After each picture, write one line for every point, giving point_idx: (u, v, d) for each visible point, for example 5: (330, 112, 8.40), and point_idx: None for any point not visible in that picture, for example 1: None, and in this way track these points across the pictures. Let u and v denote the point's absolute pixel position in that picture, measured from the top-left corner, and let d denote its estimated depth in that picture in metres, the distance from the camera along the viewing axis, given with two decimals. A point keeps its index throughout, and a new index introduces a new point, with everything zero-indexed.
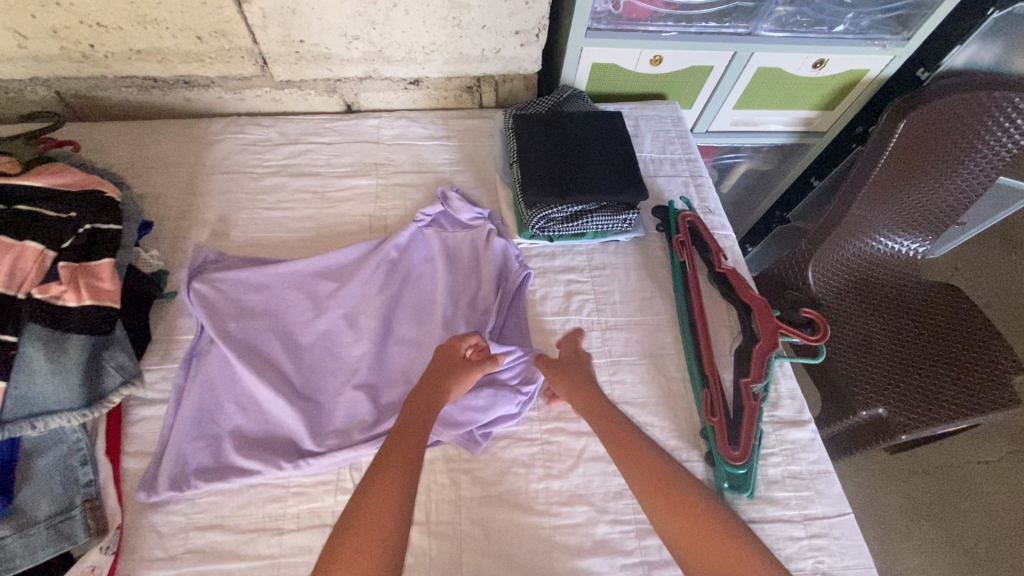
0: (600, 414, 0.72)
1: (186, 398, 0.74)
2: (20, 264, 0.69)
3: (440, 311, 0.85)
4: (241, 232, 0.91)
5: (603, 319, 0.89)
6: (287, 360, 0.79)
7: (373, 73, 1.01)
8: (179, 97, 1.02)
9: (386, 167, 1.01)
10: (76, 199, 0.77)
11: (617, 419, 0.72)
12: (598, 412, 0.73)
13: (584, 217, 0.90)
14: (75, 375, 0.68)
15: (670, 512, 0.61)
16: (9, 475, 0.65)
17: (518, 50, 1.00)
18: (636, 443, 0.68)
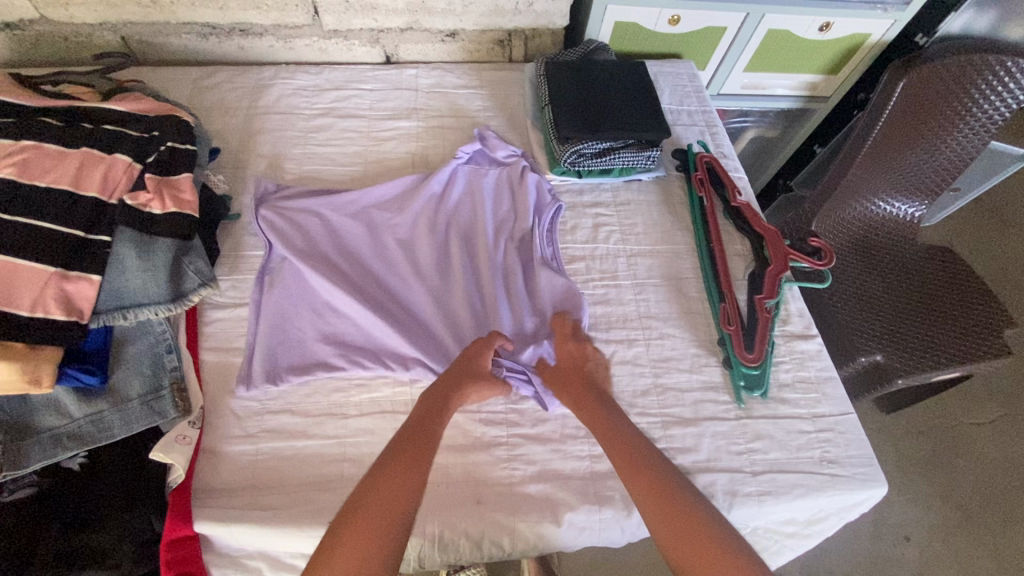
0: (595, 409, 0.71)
1: (268, 308, 0.82)
2: (112, 175, 0.79)
3: (484, 237, 0.93)
4: (295, 165, 0.99)
5: (628, 246, 0.96)
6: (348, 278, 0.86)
7: (414, 24, 1.09)
8: (232, 45, 1.09)
9: (426, 112, 1.10)
10: (156, 122, 0.85)
11: (613, 419, 0.70)
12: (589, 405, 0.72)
13: (612, 153, 0.98)
14: (162, 274, 0.76)
15: (662, 517, 0.59)
16: (104, 358, 0.74)
17: (550, 5, 1.08)
18: (629, 447, 0.66)
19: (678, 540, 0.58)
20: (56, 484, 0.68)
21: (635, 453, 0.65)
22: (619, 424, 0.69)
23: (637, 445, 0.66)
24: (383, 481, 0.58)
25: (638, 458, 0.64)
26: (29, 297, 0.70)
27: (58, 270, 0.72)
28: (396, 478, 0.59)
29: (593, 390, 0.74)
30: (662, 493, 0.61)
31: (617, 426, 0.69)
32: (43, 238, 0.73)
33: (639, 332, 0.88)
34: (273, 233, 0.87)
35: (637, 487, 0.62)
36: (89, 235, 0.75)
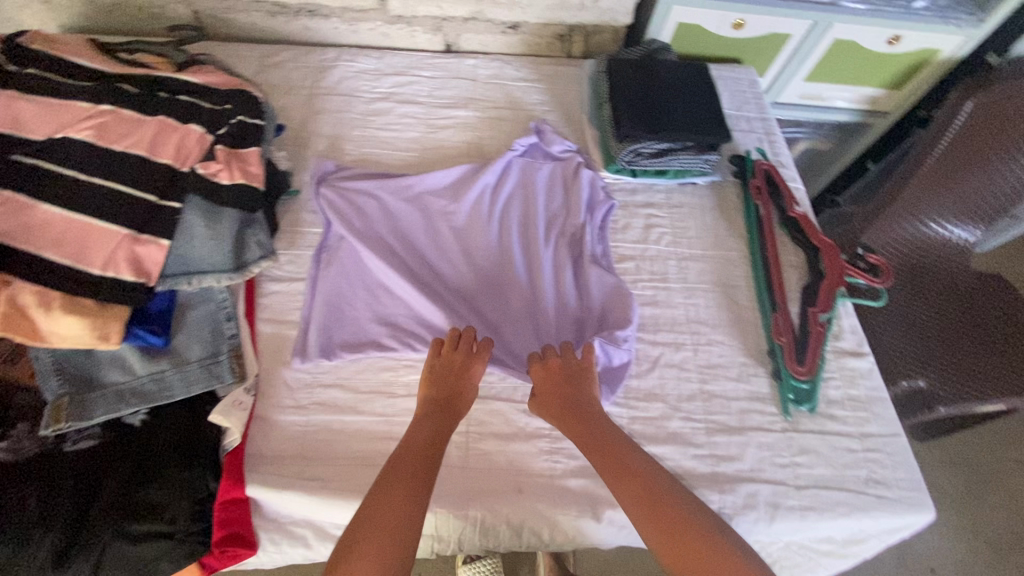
0: (580, 419, 0.70)
1: (324, 284, 0.84)
2: (185, 144, 0.81)
3: (536, 230, 0.93)
4: (354, 146, 1.01)
5: (680, 249, 0.95)
6: (400, 261, 0.88)
7: (478, 13, 1.09)
8: (299, 26, 1.11)
9: (483, 102, 1.10)
10: (228, 95, 0.88)
11: (603, 427, 0.69)
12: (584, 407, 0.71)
13: (670, 154, 0.97)
14: (227, 244, 0.78)
15: (660, 533, 0.59)
16: (167, 319, 0.76)
17: (615, 2, 1.07)
18: (621, 459, 0.65)
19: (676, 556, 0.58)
20: (117, 437, 0.70)
21: (624, 464, 0.65)
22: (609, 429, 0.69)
23: (629, 455, 0.66)
24: (380, 503, 0.59)
25: (631, 471, 0.64)
26: (102, 256, 0.73)
27: (131, 232, 0.74)
28: (395, 501, 0.59)
29: (582, 399, 0.72)
30: (658, 506, 0.61)
31: (608, 434, 0.68)
32: (119, 201, 0.76)
33: (687, 336, 0.87)
34: (333, 211, 0.89)
35: (633, 502, 0.62)
36: (161, 201, 0.77)
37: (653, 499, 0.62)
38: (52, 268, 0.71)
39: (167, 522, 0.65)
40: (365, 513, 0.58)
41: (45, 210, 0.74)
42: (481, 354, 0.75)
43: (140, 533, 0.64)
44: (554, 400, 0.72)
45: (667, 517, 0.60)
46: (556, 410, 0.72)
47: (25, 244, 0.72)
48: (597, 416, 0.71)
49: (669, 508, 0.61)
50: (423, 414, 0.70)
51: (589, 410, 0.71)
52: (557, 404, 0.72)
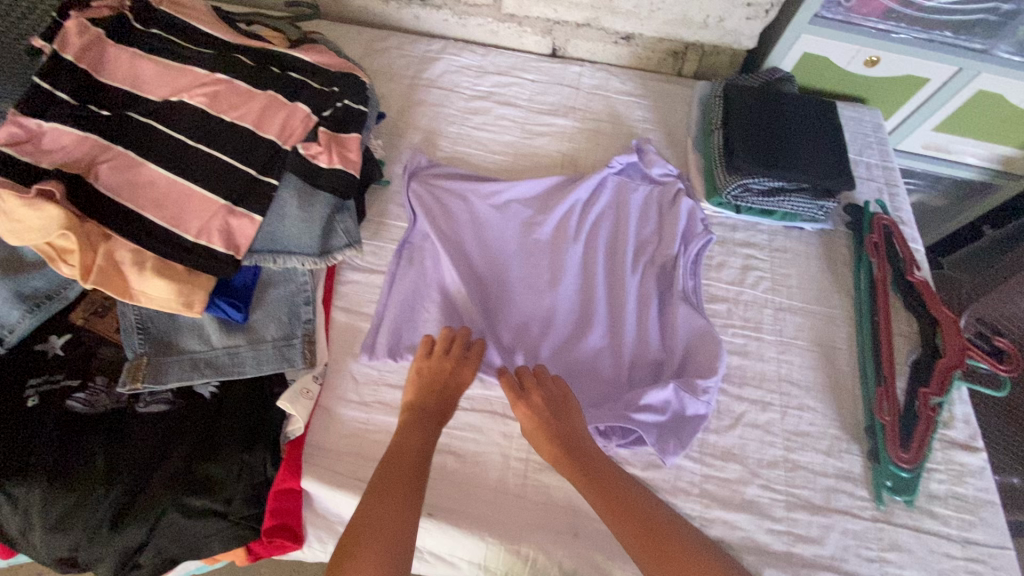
0: (564, 447, 0.65)
1: (400, 283, 0.82)
2: (290, 122, 0.81)
3: (624, 256, 0.87)
4: (447, 143, 0.99)
5: (777, 298, 0.87)
6: (477, 271, 0.85)
7: (593, 20, 1.05)
8: (410, 14, 1.10)
9: (583, 112, 1.06)
10: (337, 77, 0.87)
11: (592, 457, 0.65)
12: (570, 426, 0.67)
13: (783, 194, 0.89)
14: (316, 227, 0.78)
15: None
16: (249, 294, 0.76)
17: (742, 23, 1.00)
18: (618, 495, 0.61)
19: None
20: (186, 405, 0.70)
21: (614, 488, 0.62)
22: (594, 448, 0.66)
23: (626, 490, 0.62)
24: (379, 504, 0.57)
25: (631, 509, 0.60)
26: (198, 223, 0.74)
27: (227, 204, 0.75)
28: (390, 505, 0.57)
29: (571, 420, 0.67)
30: (663, 547, 0.57)
31: (600, 465, 0.64)
32: (220, 171, 0.76)
33: (775, 395, 0.80)
34: (418, 209, 0.87)
35: (636, 545, 0.58)
36: (260, 176, 0.77)
37: (657, 541, 0.58)
38: (150, 227, 0.73)
39: (222, 502, 0.64)
40: (362, 512, 0.56)
41: (152, 170, 0.76)
42: (471, 358, 0.72)
43: (196, 508, 0.63)
44: (534, 429, 0.67)
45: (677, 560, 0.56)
46: (543, 433, 0.66)
47: (129, 200, 0.74)
48: (586, 444, 0.66)
49: (678, 550, 0.57)
50: (416, 418, 0.67)
51: (576, 440, 0.66)
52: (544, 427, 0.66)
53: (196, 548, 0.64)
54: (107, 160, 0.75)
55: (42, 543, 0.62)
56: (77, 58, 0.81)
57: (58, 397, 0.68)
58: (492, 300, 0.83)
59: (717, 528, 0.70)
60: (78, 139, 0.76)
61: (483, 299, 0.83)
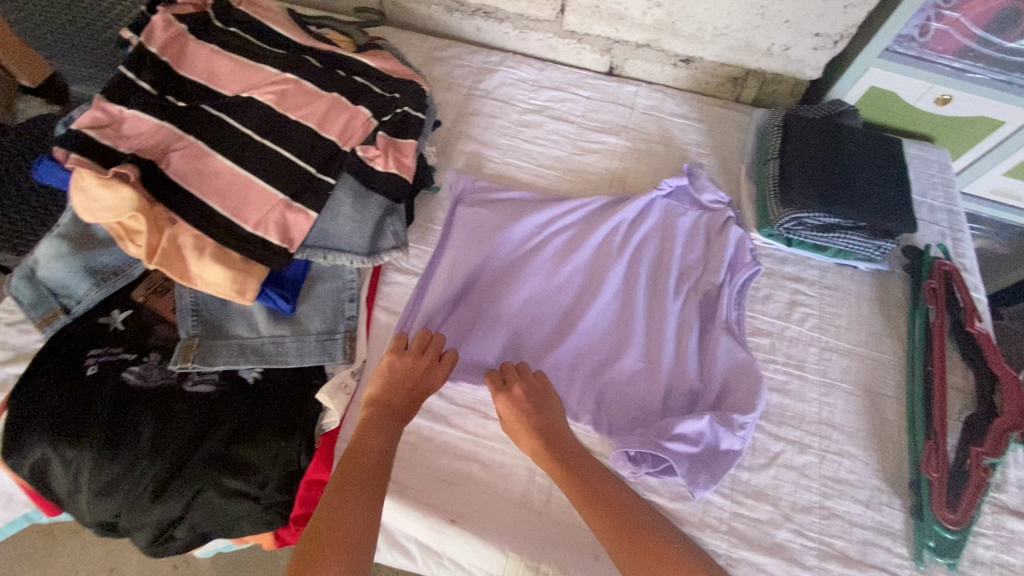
0: (540, 437, 0.68)
1: (438, 293, 0.83)
2: (352, 124, 0.84)
3: (665, 282, 0.86)
4: (498, 154, 1.00)
5: (824, 338, 0.85)
6: (511, 288, 0.85)
7: (654, 42, 1.05)
8: (472, 25, 1.12)
9: (636, 132, 1.05)
10: (399, 83, 0.89)
11: (567, 449, 0.68)
12: (546, 417, 0.70)
13: (838, 231, 0.87)
14: (366, 227, 0.81)
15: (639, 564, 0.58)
16: (298, 287, 0.79)
17: (808, 53, 0.98)
18: (588, 485, 0.64)
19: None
20: (229, 388, 0.72)
21: (579, 474, 0.65)
22: (563, 433, 0.70)
23: (597, 480, 0.65)
24: (348, 492, 0.59)
25: (601, 499, 0.63)
26: (257, 215, 0.77)
27: (285, 199, 0.78)
28: (355, 494, 0.59)
29: (550, 414, 0.70)
30: (625, 530, 0.60)
31: (575, 456, 0.67)
32: (282, 167, 0.79)
33: (815, 438, 0.77)
34: (457, 224, 0.89)
35: (606, 533, 0.60)
36: (319, 174, 0.80)
37: (625, 529, 0.60)
38: (213, 215, 0.77)
39: (256, 486, 0.66)
40: (333, 496, 0.59)
41: (219, 161, 0.79)
42: (442, 363, 0.73)
43: (232, 488, 0.66)
44: (512, 418, 0.70)
45: (645, 547, 0.59)
46: (518, 423, 0.70)
47: (196, 189, 0.78)
48: (564, 437, 0.69)
49: (646, 538, 0.60)
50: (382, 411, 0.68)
51: (554, 433, 0.69)
52: (519, 417, 0.70)
53: (228, 526, 0.66)
54: (179, 148, 0.80)
55: (87, 507, 0.66)
56: (160, 51, 0.86)
57: (115, 369, 0.71)
58: (526, 317, 0.83)
59: (743, 568, 0.69)
60: (155, 127, 0.80)
61: (517, 317, 0.83)
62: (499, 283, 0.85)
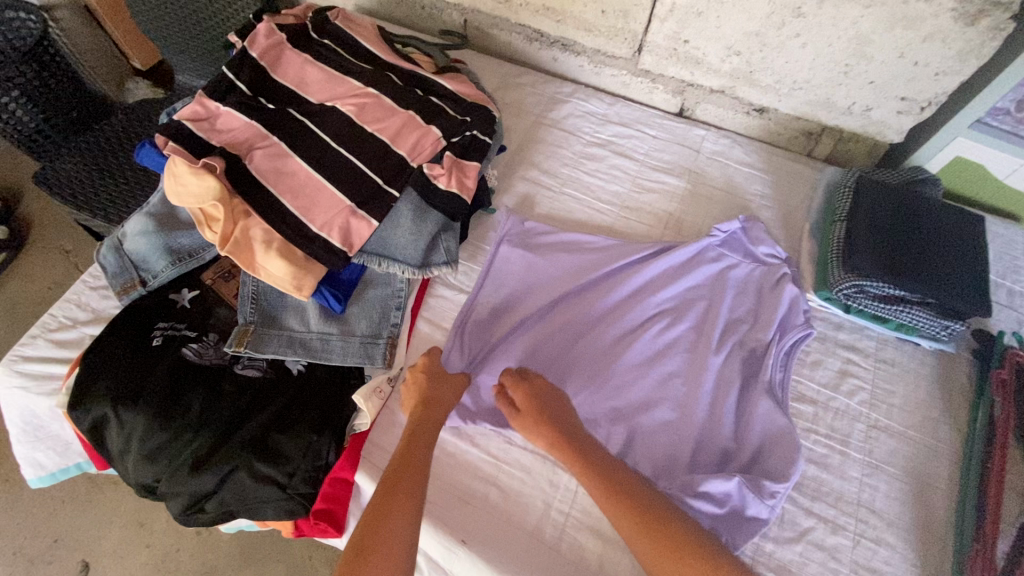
0: (560, 434, 0.69)
1: (480, 312, 0.86)
2: (422, 142, 0.88)
3: (710, 334, 0.85)
4: (558, 183, 1.02)
5: (873, 415, 0.81)
6: (550, 322, 0.86)
7: (728, 89, 1.04)
8: (549, 56, 1.15)
9: (699, 176, 1.04)
10: (471, 107, 0.92)
11: (586, 445, 0.69)
12: (563, 415, 0.71)
13: (902, 305, 0.83)
14: (422, 241, 0.84)
15: (668, 563, 0.60)
16: (350, 289, 0.83)
17: (891, 116, 0.95)
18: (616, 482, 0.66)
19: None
20: (274, 376, 0.76)
21: (603, 475, 0.66)
22: (583, 433, 0.71)
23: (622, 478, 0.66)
24: (397, 503, 0.62)
25: (624, 494, 0.64)
26: (324, 218, 0.83)
27: (351, 205, 0.83)
28: (404, 509, 0.62)
29: (564, 416, 0.71)
30: (653, 530, 0.61)
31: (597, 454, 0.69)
32: (354, 177, 0.85)
33: (851, 519, 0.73)
34: (505, 258, 0.91)
35: (634, 530, 0.62)
36: (385, 186, 0.85)
37: (653, 527, 0.62)
38: (284, 213, 0.83)
39: (284, 474, 0.68)
40: (380, 520, 0.61)
41: (297, 162, 0.86)
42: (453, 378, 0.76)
43: (261, 473, 0.68)
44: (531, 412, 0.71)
45: (672, 546, 0.60)
46: (534, 419, 0.71)
47: (272, 186, 0.85)
48: (583, 435, 0.70)
49: (673, 536, 0.61)
50: (416, 434, 0.69)
51: (572, 428, 0.70)
52: (537, 414, 0.71)
53: (254, 509, 0.69)
54: (263, 147, 0.87)
55: (132, 468, 0.71)
56: (260, 56, 0.93)
57: (177, 343, 0.77)
58: (562, 352, 0.84)
59: None
60: (245, 124, 0.88)
61: (552, 351, 0.83)
62: (539, 314, 0.86)
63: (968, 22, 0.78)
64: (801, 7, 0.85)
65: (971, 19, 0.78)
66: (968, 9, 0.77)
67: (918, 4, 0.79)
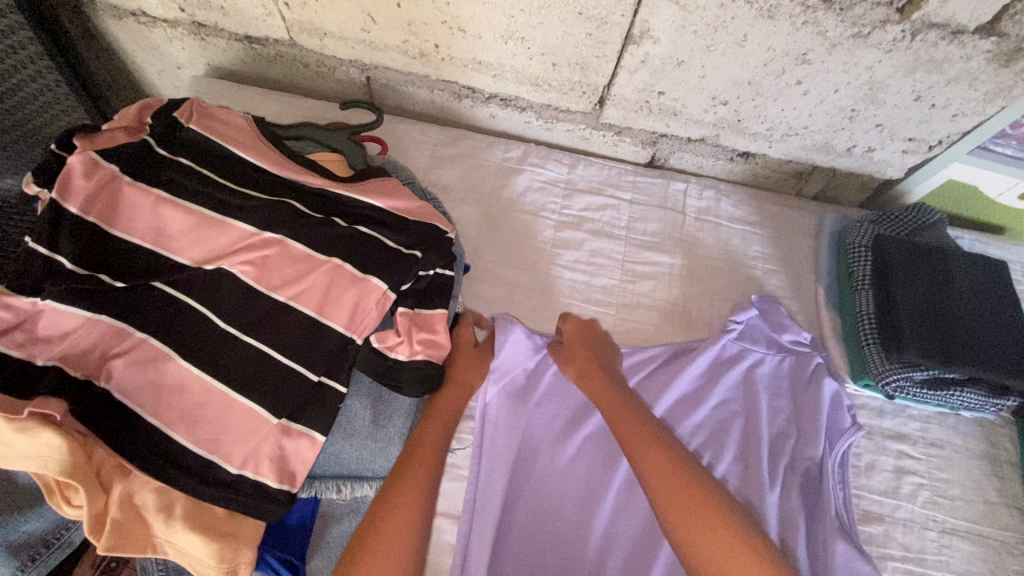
0: (592, 366, 0.69)
1: (487, 512, 0.66)
2: (362, 305, 0.63)
3: (757, 467, 0.72)
4: (539, 292, 0.82)
5: (940, 517, 0.73)
6: (578, 497, 0.69)
7: (710, 137, 0.87)
8: (485, 113, 0.91)
9: (694, 246, 0.88)
10: (418, 232, 0.68)
11: (612, 376, 0.68)
12: (593, 355, 0.70)
13: (953, 389, 0.74)
14: (392, 446, 0.64)
15: (670, 488, 0.56)
16: (305, 537, 0.62)
17: (894, 155, 0.84)
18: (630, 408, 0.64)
19: (676, 502, 0.55)
20: None
21: (624, 401, 0.65)
22: (612, 368, 0.69)
23: (633, 406, 0.64)
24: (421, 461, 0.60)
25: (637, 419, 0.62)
26: (243, 451, 0.57)
27: (281, 423, 0.59)
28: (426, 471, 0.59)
29: (600, 358, 0.70)
30: (657, 455, 0.59)
31: (615, 380, 0.68)
32: (279, 378, 0.60)
33: None
34: (498, 420, 0.71)
35: (642, 457, 0.59)
36: (325, 381, 0.61)
37: (659, 452, 0.59)
38: (182, 456, 0.56)
39: None
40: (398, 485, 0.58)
41: (179, 368, 0.59)
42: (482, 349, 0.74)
43: None
44: (571, 349, 0.71)
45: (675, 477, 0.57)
46: (575, 355, 0.70)
47: (153, 416, 0.57)
48: (614, 371, 0.69)
49: (676, 464, 0.58)
50: (419, 460, 0.60)
51: (605, 365, 0.69)
52: (579, 350, 0.70)
53: None
54: (125, 351, 0.58)
55: None
56: (83, 211, 0.62)
57: None
58: (596, 536, 0.67)
59: None
60: (86, 322, 0.58)
61: (591, 542, 0.66)
62: (560, 485, 0.69)
63: (1001, 64, 0.67)
64: (807, 53, 0.69)
65: (1004, 61, 0.66)
66: (1003, 50, 0.65)
67: (949, 47, 0.66)
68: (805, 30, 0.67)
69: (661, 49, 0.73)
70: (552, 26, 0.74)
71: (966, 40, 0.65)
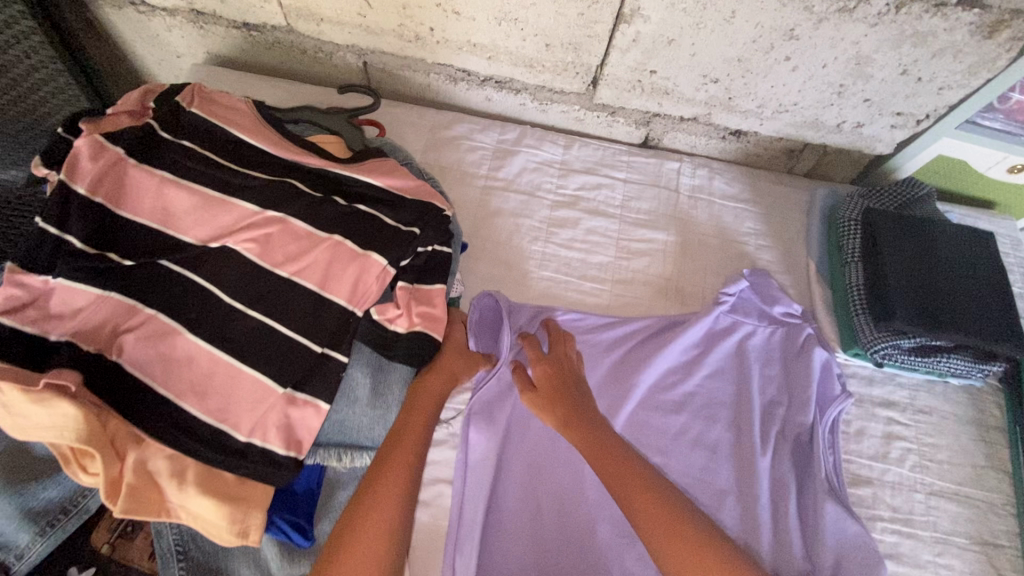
0: (566, 408, 0.65)
1: (482, 471, 0.69)
2: (364, 279, 0.65)
3: (747, 431, 0.74)
4: (534, 269, 0.84)
5: (927, 479, 0.75)
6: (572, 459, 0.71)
7: (702, 116, 0.88)
8: (480, 96, 0.93)
9: (686, 223, 0.89)
10: (419, 210, 0.69)
11: (592, 422, 0.64)
12: (566, 394, 0.66)
13: (939, 354, 0.76)
14: (393, 416, 0.67)
15: (667, 534, 0.55)
16: (312, 504, 0.65)
17: (884, 130, 0.85)
18: (613, 446, 0.62)
19: (672, 542, 0.54)
20: None
21: (606, 444, 0.62)
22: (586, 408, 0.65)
23: (614, 444, 0.62)
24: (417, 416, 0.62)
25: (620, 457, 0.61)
26: (251, 419, 0.60)
27: (286, 392, 0.61)
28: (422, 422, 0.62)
29: (573, 400, 0.66)
30: (648, 497, 0.57)
31: (593, 418, 0.65)
32: (284, 350, 0.62)
33: None
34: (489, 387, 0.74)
35: (633, 501, 0.57)
36: (328, 353, 0.63)
37: (649, 495, 0.58)
38: (192, 425, 0.59)
39: None
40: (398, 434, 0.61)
41: (188, 342, 0.61)
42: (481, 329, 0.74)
43: None
44: (541, 395, 0.66)
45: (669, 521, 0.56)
46: (546, 400, 0.66)
47: (163, 388, 0.59)
48: (591, 411, 0.65)
49: (668, 505, 0.57)
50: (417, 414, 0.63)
51: (580, 405, 0.66)
52: (551, 396, 0.66)
53: None
54: (135, 326, 0.61)
55: None
56: (90, 192, 0.63)
57: None
58: (591, 495, 0.70)
59: None
60: (97, 298, 0.61)
61: (583, 501, 0.69)
62: (554, 448, 0.71)
63: (985, 35, 0.68)
64: (795, 29, 0.71)
65: (989, 31, 0.68)
66: (986, 21, 0.67)
67: (933, 20, 0.67)
68: (791, 5, 0.68)
69: (651, 28, 0.75)
70: (543, 6, 0.75)
71: (949, 12, 0.66)
